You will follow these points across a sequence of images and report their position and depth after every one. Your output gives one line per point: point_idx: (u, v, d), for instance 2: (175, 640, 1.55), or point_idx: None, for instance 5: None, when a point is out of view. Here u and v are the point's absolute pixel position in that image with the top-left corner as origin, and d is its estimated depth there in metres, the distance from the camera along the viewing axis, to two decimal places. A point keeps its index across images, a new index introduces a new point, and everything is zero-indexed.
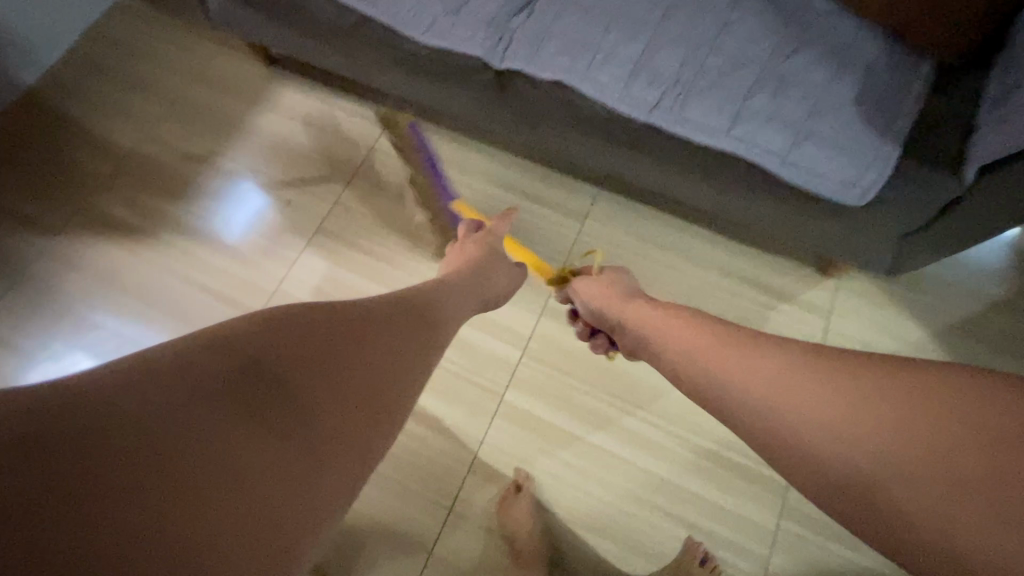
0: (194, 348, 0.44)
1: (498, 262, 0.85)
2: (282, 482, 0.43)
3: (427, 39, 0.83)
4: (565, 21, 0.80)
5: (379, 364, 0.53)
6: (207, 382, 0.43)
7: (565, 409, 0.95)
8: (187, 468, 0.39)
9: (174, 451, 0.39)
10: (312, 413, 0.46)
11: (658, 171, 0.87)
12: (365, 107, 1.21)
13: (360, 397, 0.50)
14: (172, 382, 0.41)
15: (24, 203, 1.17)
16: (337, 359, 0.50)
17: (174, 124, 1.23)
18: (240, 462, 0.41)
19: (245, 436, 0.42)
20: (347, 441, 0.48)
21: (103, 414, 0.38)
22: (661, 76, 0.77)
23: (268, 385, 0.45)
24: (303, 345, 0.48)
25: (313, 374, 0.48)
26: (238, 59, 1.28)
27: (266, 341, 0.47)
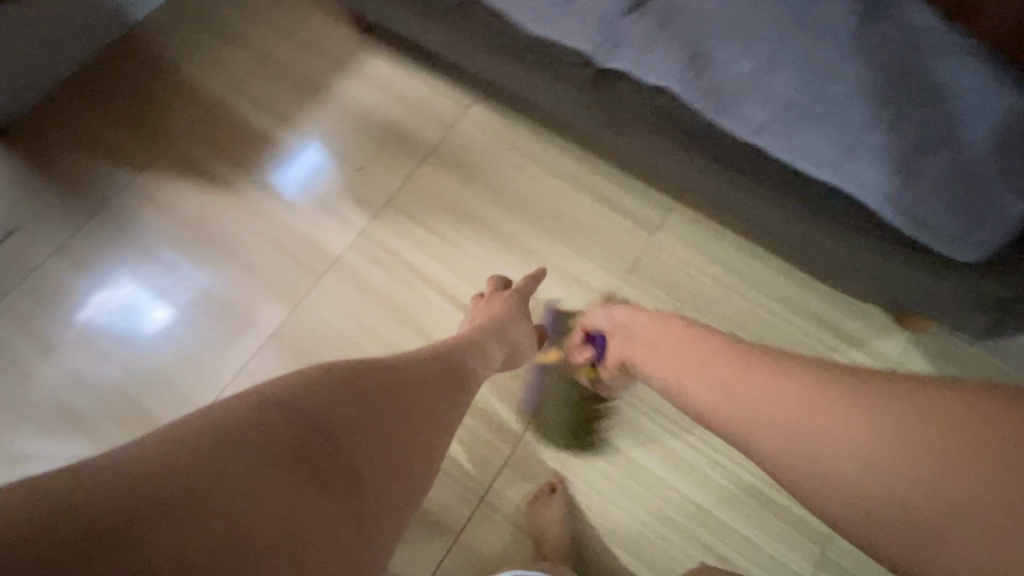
0: (258, 410, 0.51)
1: (521, 321, 0.89)
2: (336, 533, 0.50)
3: (535, 28, 0.82)
4: (681, 28, 0.78)
5: (415, 421, 0.59)
6: (267, 449, 0.49)
7: (611, 420, 0.94)
8: (260, 528, 0.46)
9: (246, 515, 0.46)
10: (359, 470, 0.53)
11: (742, 194, 0.85)
12: (448, 87, 1.22)
13: (399, 455, 0.56)
14: (241, 446, 0.48)
15: (113, 135, 1.21)
16: (380, 419, 0.56)
17: (262, 79, 1.26)
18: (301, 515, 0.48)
19: (304, 493, 0.49)
20: (388, 492, 0.55)
21: (185, 489, 0.45)
22: (775, 95, 0.74)
23: (318, 444, 0.51)
24: (349, 406, 0.55)
25: (359, 434, 0.54)
26: (331, 22, 1.29)
27: (319, 402, 0.53)
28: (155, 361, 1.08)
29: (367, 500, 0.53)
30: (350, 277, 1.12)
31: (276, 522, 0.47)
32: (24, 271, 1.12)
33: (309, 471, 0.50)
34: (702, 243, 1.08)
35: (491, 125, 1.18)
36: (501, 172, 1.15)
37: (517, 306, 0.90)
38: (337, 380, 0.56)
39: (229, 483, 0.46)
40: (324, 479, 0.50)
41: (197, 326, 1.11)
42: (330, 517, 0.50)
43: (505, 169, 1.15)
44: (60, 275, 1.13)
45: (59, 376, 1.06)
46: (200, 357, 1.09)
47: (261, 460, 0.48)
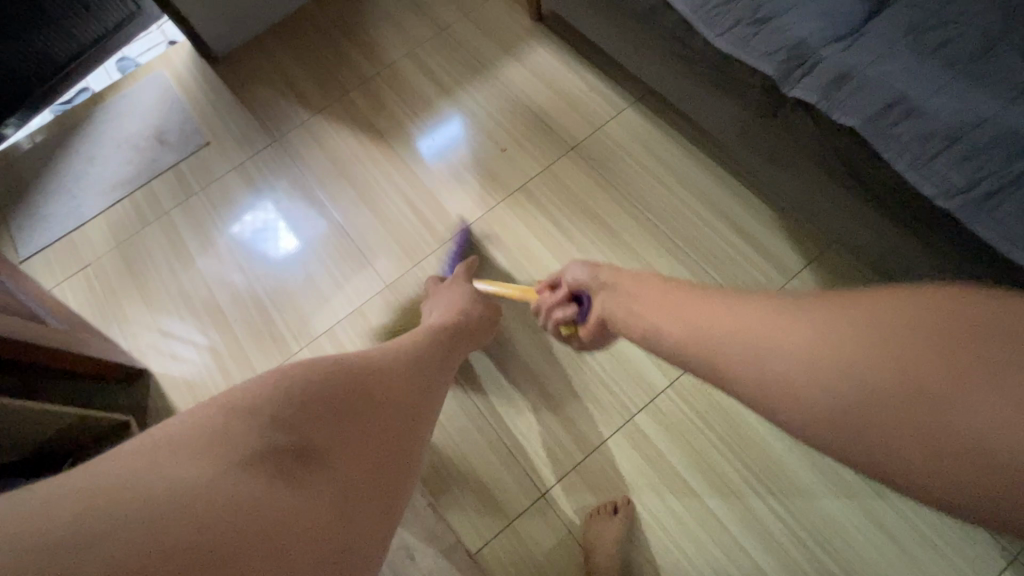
0: (222, 420, 0.52)
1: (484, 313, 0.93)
2: (330, 530, 0.50)
3: (719, 42, 0.78)
4: (886, 60, 0.70)
5: (382, 423, 0.62)
6: (251, 446, 0.50)
7: (692, 457, 0.89)
8: (275, 526, 0.46)
9: (257, 515, 0.45)
10: (338, 467, 0.54)
11: (911, 261, 0.79)
12: (606, 87, 1.21)
13: (374, 458, 0.59)
14: (211, 454, 0.48)
15: (300, 78, 1.36)
16: (352, 425, 0.58)
17: (434, 48, 1.34)
18: (296, 509, 0.48)
19: (306, 482, 0.51)
20: (373, 491, 0.57)
21: (179, 506, 0.42)
22: (994, 161, 0.63)
23: (307, 440, 0.54)
24: (315, 405, 0.57)
25: (337, 435, 0.56)
26: (508, 7, 1.34)
27: (284, 402, 0.55)
28: (286, 280, 1.21)
29: (355, 497, 0.54)
30: (470, 248, 1.17)
31: (271, 521, 0.46)
32: (208, 180, 1.31)
33: (294, 470, 0.51)
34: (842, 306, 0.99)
35: (639, 132, 1.17)
36: (639, 182, 1.13)
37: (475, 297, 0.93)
38: (305, 384, 0.58)
39: (215, 486, 0.45)
40: (309, 474, 0.52)
41: (323, 259, 1.22)
42: (321, 512, 0.50)
43: (643, 179, 1.13)
44: (232, 186, 1.30)
45: (212, 274, 1.23)
46: (324, 285, 1.20)
47: (246, 464, 0.48)
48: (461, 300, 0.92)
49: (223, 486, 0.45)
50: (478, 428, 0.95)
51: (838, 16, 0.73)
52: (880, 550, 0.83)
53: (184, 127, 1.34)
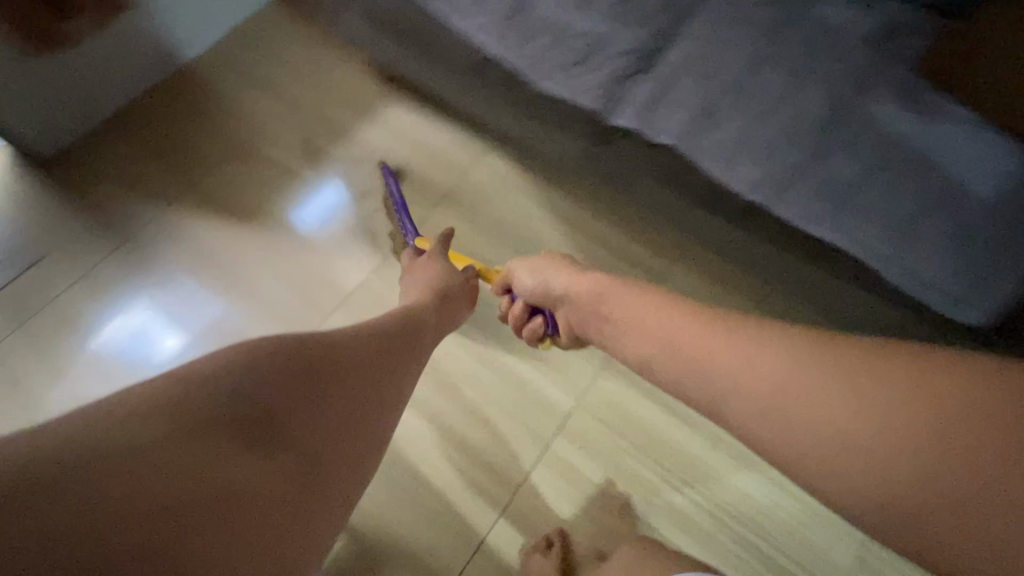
0: (185, 386, 0.50)
1: (458, 297, 0.91)
2: (277, 496, 0.52)
3: (547, 86, 0.86)
4: (683, 83, 0.80)
5: (344, 398, 0.61)
6: (207, 417, 0.50)
7: (610, 469, 0.92)
8: (208, 501, 0.47)
9: (193, 488, 0.46)
10: (295, 437, 0.55)
11: (744, 242, 0.91)
12: (465, 135, 1.27)
13: (331, 431, 0.59)
14: (168, 414, 0.48)
15: (144, 171, 1.28)
16: (312, 398, 0.58)
17: (287, 122, 1.33)
18: (245, 477, 0.50)
19: (252, 459, 0.51)
20: (334, 457, 0.59)
21: (123, 468, 0.43)
22: (775, 156, 0.75)
23: (262, 418, 0.54)
24: (280, 381, 0.56)
25: (298, 407, 0.56)
26: (356, 72, 1.37)
27: (250, 378, 0.54)
28: None
29: (308, 460, 0.56)
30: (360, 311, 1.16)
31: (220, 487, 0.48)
32: (47, 300, 1.16)
33: (252, 440, 0.52)
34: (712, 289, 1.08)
35: (502, 172, 1.23)
36: (511, 218, 1.19)
37: (451, 278, 0.92)
38: (265, 360, 0.56)
39: (165, 450, 0.46)
40: (264, 444, 0.53)
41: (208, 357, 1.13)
42: (272, 479, 0.52)
43: (514, 215, 1.19)
44: (81, 301, 1.16)
45: (74, 403, 1.08)
46: None
47: (197, 432, 0.49)
48: (439, 278, 0.91)
49: (172, 451, 0.46)
50: (398, 497, 0.91)
51: (640, 49, 0.83)
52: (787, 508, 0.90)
53: (8, 244, 1.19)
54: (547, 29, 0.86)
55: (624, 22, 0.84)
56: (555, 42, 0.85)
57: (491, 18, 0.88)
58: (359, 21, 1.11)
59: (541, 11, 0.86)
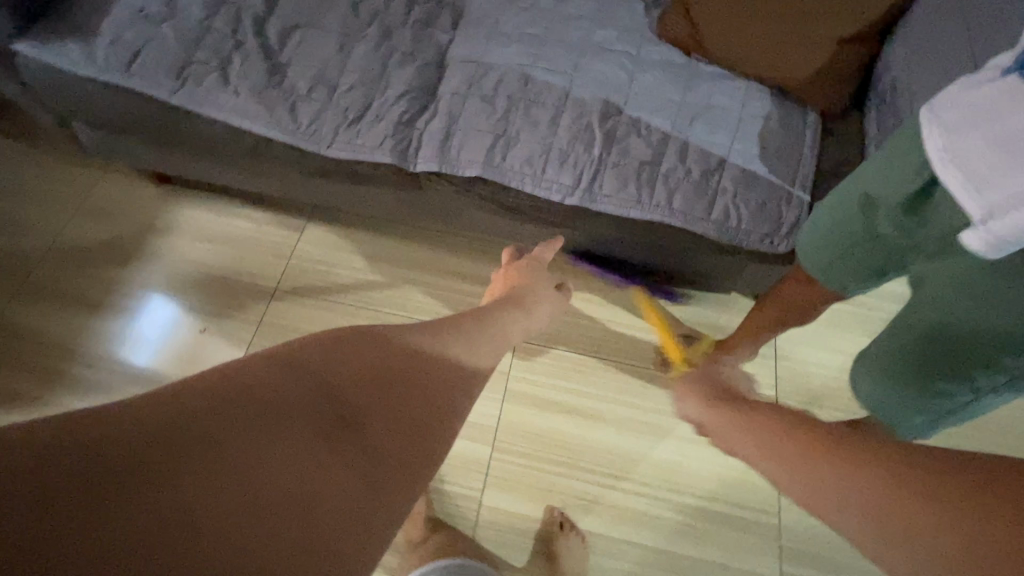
0: (259, 363, 0.41)
1: (541, 290, 0.77)
2: (355, 507, 0.38)
3: (334, 151, 0.79)
4: (468, 112, 0.79)
5: (425, 384, 0.48)
6: (280, 395, 0.39)
7: (546, 500, 0.90)
8: (254, 499, 0.34)
9: (243, 477, 0.34)
10: (375, 438, 0.42)
11: (579, 248, 0.89)
12: (276, 214, 1.15)
13: (418, 428, 0.45)
14: (247, 398, 0.38)
15: None
16: (398, 389, 0.46)
17: (58, 268, 1.10)
18: (316, 485, 0.37)
19: (316, 455, 0.38)
20: (413, 459, 0.44)
21: (168, 443, 0.33)
22: (575, 157, 0.76)
23: (337, 408, 0.41)
24: (359, 363, 0.45)
25: (376, 396, 0.44)
26: (125, 183, 1.16)
27: (332, 361, 0.44)
28: None
29: (389, 458, 0.42)
30: None
31: (282, 496, 0.35)
32: None
33: (325, 433, 0.39)
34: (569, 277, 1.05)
35: (333, 240, 1.13)
36: (360, 285, 1.09)
37: (536, 282, 0.78)
38: (346, 349, 0.46)
39: (228, 435, 0.35)
40: (345, 443, 0.40)
41: None
42: (350, 489, 0.39)
43: (363, 281, 1.10)
44: None
45: None
46: None
47: (270, 413, 0.38)
48: (518, 276, 0.79)
49: (239, 437, 0.36)
50: None
51: (414, 90, 0.80)
52: (712, 461, 0.93)
53: None
54: (312, 94, 0.79)
55: (389, 68, 0.81)
56: (325, 104, 0.79)
57: (244, 97, 0.79)
58: (89, 133, 0.93)
59: (297, 78, 0.80)
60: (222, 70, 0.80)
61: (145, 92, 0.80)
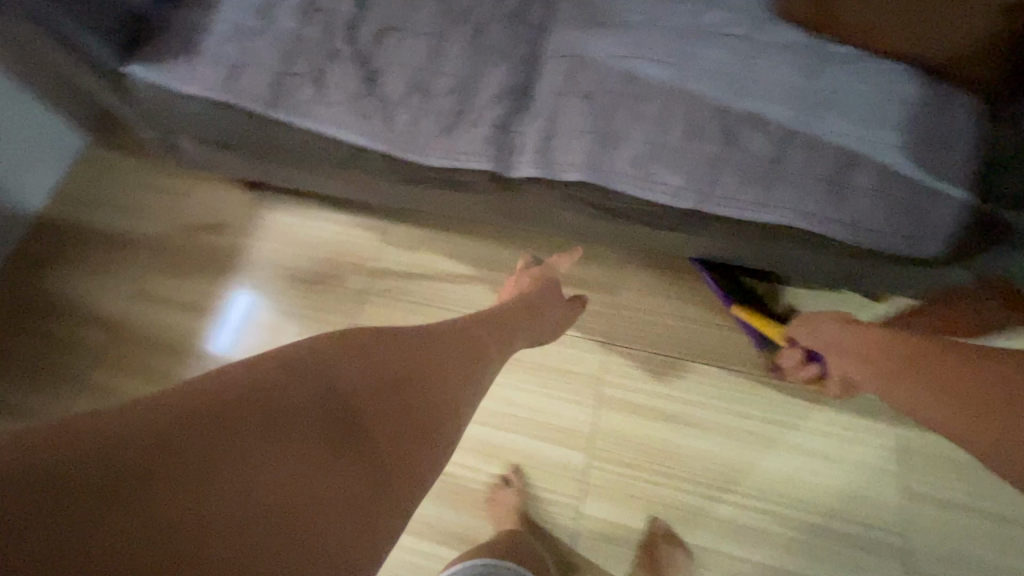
0: (276, 369, 0.50)
1: (550, 300, 0.82)
2: (349, 507, 0.48)
3: (429, 159, 0.77)
4: (567, 111, 0.74)
5: (419, 395, 0.57)
6: (290, 405, 0.49)
7: (645, 508, 0.89)
8: (263, 504, 0.44)
9: (256, 484, 0.44)
10: (371, 444, 0.52)
11: (680, 248, 0.85)
12: (358, 215, 1.15)
13: (410, 436, 0.55)
14: (263, 408, 0.47)
15: (21, 395, 1.10)
16: (392, 399, 0.55)
17: (163, 273, 1.16)
18: (322, 481, 0.48)
19: (318, 463, 0.48)
20: (401, 463, 0.53)
21: (195, 456, 0.43)
22: (687, 156, 0.70)
23: (339, 416, 0.51)
24: (360, 376, 0.54)
25: (372, 406, 0.54)
26: (215, 189, 1.20)
27: (340, 371, 0.53)
28: None
29: (380, 463, 0.52)
30: None
31: (297, 491, 0.46)
32: None
33: (327, 443, 0.49)
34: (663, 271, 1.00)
35: (416, 241, 1.13)
36: (445, 286, 1.09)
37: (548, 288, 0.83)
38: (352, 357, 0.55)
39: (246, 445, 0.45)
40: (345, 451, 0.50)
41: None
42: (350, 482, 0.49)
43: (448, 282, 1.09)
44: None
45: None
46: None
47: (281, 425, 0.47)
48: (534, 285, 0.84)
49: (255, 450, 0.45)
50: None
51: (509, 90, 0.77)
52: (823, 474, 0.88)
53: None
54: (405, 101, 0.78)
55: (482, 69, 0.78)
56: (419, 112, 0.77)
57: (339, 108, 0.79)
58: (191, 146, 0.96)
59: (390, 85, 0.78)
60: (317, 81, 0.79)
61: (246, 107, 0.81)
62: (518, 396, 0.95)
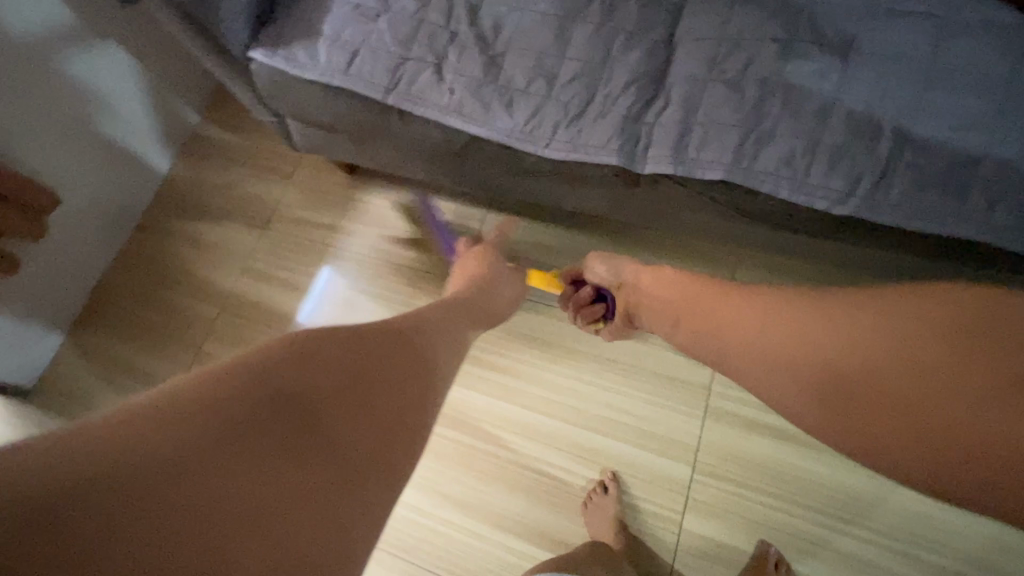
0: (220, 370, 0.44)
1: (500, 276, 0.86)
2: (328, 510, 0.43)
3: (551, 151, 0.73)
4: (709, 103, 0.67)
5: (389, 381, 0.53)
6: (245, 406, 0.42)
7: (753, 530, 0.84)
8: (224, 515, 0.38)
9: (208, 499, 0.38)
10: (345, 438, 0.46)
11: (820, 255, 0.77)
12: (454, 203, 1.14)
13: (389, 426, 0.50)
14: (193, 417, 0.40)
15: (139, 358, 1.18)
16: (365, 388, 0.50)
17: (266, 251, 1.20)
18: (273, 488, 0.41)
19: (281, 465, 0.42)
20: (380, 452, 0.48)
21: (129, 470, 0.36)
22: (855, 157, 0.62)
23: (307, 409, 0.45)
24: (325, 366, 0.48)
25: (340, 396, 0.48)
26: (316, 170, 1.22)
27: (293, 363, 0.47)
28: None
29: (358, 456, 0.46)
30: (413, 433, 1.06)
31: (244, 504, 0.39)
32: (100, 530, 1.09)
33: (289, 442, 0.43)
34: (795, 276, 0.96)
35: None
36: None
37: (493, 266, 0.86)
38: (292, 351, 0.47)
39: (191, 456, 0.38)
40: (312, 449, 0.44)
41: None
42: (317, 491, 0.43)
43: None
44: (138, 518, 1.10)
45: None
46: None
47: (234, 430, 0.41)
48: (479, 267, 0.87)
49: (204, 459, 0.39)
50: None
51: (643, 78, 0.70)
52: (965, 516, 0.80)
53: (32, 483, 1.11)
54: (529, 89, 0.73)
55: (613, 53, 0.71)
56: (544, 100, 0.73)
57: (460, 95, 0.75)
58: (302, 130, 0.97)
59: (514, 71, 0.74)
60: (438, 67, 0.77)
61: (364, 93, 0.80)
62: (618, 401, 0.92)
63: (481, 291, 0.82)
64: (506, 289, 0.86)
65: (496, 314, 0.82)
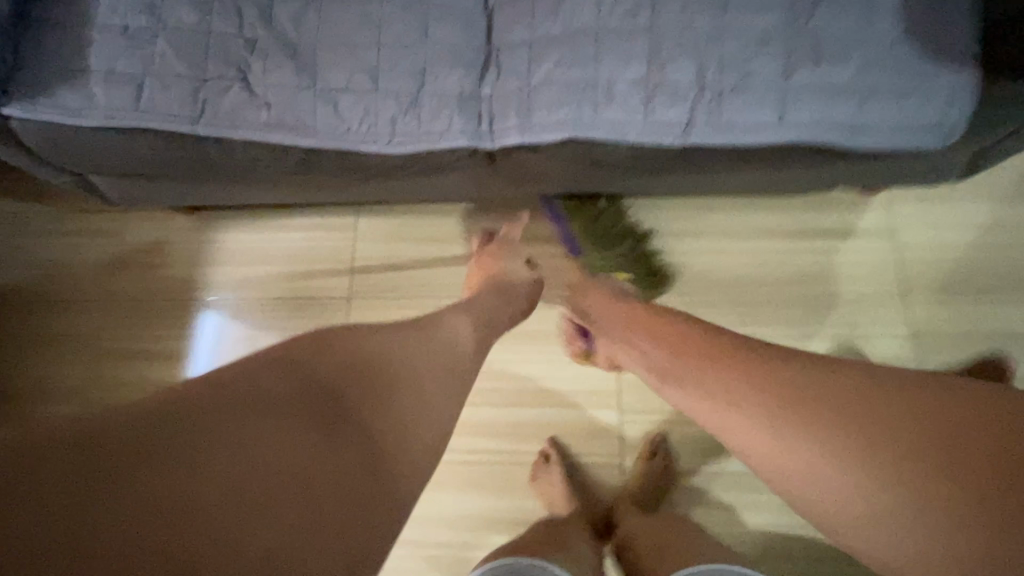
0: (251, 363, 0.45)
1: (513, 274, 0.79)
2: (354, 488, 0.42)
3: (400, 146, 0.69)
4: (537, 62, 0.66)
5: (409, 369, 0.52)
6: (273, 392, 0.43)
7: (684, 447, 0.90)
8: (253, 487, 0.38)
9: (235, 471, 0.38)
10: (368, 425, 0.46)
11: (677, 181, 0.81)
12: (317, 217, 1.05)
13: (412, 410, 0.49)
14: (223, 397, 0.41)
15: None
16: (386, 377, 0.50)
17: (113, 324, 1.02)
18: (303, 466, 0.41)
19: (307, 446, 0.42)
20: (405, 439, 0.48)
21: (166, 441, 0.37)
22: (681, 89, 0.64)
23: (329, 398, 0.45)
24: (343, 360, 0.49)
25: (360, 386, 0.48)
26: (148, 218, 1.06)
27: (312, 358, 0.48)
28: None
29: (382, 441, 0.46)
30: None
31: (278, 474, 0.39)
32: None
33: (317, 427, 0.43)
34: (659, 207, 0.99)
35: (387, 231, 1.04)
36: (429, 273, 1.02)
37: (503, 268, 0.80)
38: (325, 351, 0.49)
39: (223, 428, 0.39)
40: (338, 432, 0.44)
41: None
42: (341, 469, 0.42)
43: (431, 267, 1.02)
44: None
45: None
46: None
47: (262, 409, 0.42)
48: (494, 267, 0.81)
49: (235, 432, 0.40)
50: None
51: (467, 50, 0.67)
52: None
53: None
54: (355, 85, 0.67)
55: (431, 29, 0.67)
56: (374, 93, 0.67)
57: (279, 109, 0.68)
58: (109, 182, 0.83)
59: (330, 69, 0.67)
60: (244, 81, 0.68)
61: (168, 129, 0.69)
62: (536, 369, 0.93)
63: (503, 290, 0.76)
64: (522, 283, 0.80)
65: (516, 309, 0.75)
